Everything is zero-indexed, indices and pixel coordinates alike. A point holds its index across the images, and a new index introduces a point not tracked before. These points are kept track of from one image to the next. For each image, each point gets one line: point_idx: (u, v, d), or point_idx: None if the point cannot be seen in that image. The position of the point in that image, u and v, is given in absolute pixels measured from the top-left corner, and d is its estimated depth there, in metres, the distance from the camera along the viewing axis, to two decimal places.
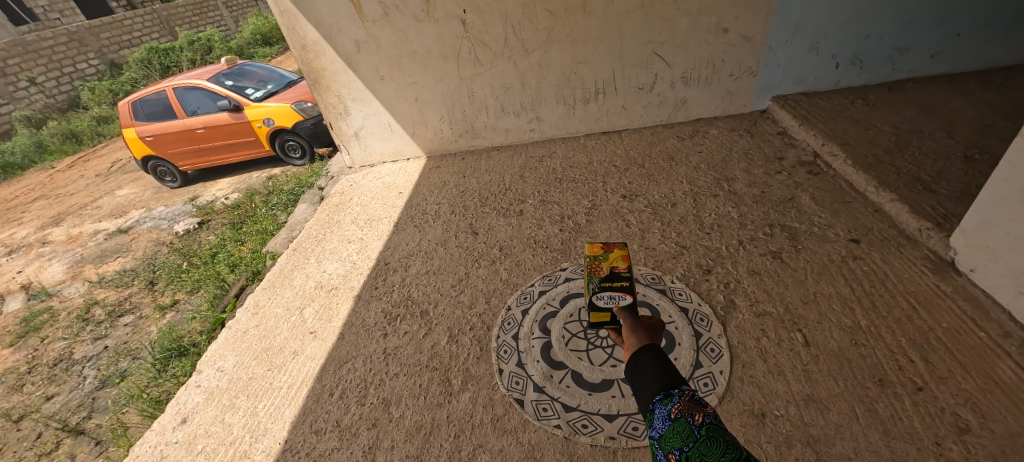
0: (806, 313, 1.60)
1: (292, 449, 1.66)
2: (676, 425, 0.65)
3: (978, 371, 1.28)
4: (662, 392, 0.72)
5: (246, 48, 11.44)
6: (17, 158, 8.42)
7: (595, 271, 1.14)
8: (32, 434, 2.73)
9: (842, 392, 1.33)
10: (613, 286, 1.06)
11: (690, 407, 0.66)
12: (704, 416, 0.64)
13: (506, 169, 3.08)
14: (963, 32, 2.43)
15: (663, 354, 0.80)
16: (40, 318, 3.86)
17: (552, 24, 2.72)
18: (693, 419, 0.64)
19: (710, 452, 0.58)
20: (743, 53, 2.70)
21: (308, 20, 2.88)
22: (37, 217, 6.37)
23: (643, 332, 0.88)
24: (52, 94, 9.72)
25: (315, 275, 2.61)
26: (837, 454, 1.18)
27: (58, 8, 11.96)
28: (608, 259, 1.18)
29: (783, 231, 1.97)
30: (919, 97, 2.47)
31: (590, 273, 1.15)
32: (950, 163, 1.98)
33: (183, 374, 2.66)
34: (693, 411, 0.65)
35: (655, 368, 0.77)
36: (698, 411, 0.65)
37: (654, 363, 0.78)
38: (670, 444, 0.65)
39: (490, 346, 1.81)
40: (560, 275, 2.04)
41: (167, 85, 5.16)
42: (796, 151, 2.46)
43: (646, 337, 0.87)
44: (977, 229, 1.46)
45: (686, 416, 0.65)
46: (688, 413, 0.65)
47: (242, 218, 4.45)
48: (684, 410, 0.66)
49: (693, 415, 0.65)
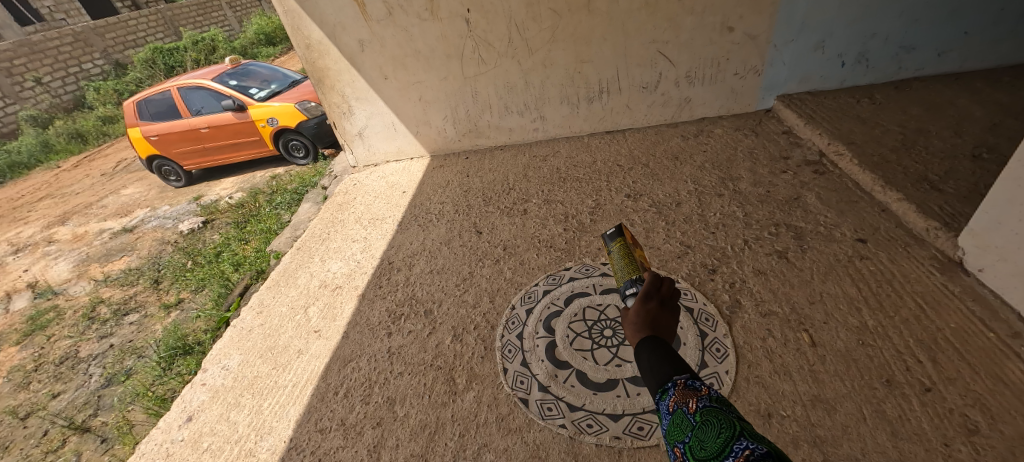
0: (812, 313, 1.59)
1: (298, 448, 1.67)
2: (675, 417, 0.67)
3: (986, 371, 1.27)
4: (660, 389, 0.73)
5: (251, 49, 11.53)
6: (23, 157, 8.48)
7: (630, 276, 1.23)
8: (38, 431, 2.75)
9: (850, 393, 1.32)
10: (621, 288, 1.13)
11: (684, 395, 0.68)
12: (698, 401, 0.66)
13: (510, 168, 3.09)
14: (970, 31, 2.41)
15: (659, 346, 0.82)
16: (46, 317, 3.88)
17: (556, 23, 2.72)
18: (688, 407, 0.65)
19: (706, 437, 0.58)
20: (747, 53, 2.69)
21: (312, 19, 2.89)
22: (43, 215, 6.40)
23: (631, 328, 0.91)
24: (58, 94, 9.78)
25: (319, 274, 2.62)
26: (845, 455, 1.18)
27: (64, 8, 12.00)
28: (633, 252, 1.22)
29: (789, 231, 1.96)
30: (926, 96, 2.45)
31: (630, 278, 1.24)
32: (957, 162, 1.96)
33: (187, 372, 2.67)
34: (688, 399, 0.67)
35: (652, 363, 0.80)
36: (693, 398, 0.67)
37: (651, 358, 0.81)
38: (673, 439, 0.65)
39: (495, 345, 1.81)
40: (564, 275, 2.04)
41: (171, 85, 5.18)
42: (802, 150, 2.45)
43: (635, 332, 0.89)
44: (986, 228, 1.45)
45: (682, 406, 0.67)
46: (683, 402, 0.67)
47: (246, 217, 4.45)
48: (679, 400, 0.68)
49: (687, 404, 0.66)
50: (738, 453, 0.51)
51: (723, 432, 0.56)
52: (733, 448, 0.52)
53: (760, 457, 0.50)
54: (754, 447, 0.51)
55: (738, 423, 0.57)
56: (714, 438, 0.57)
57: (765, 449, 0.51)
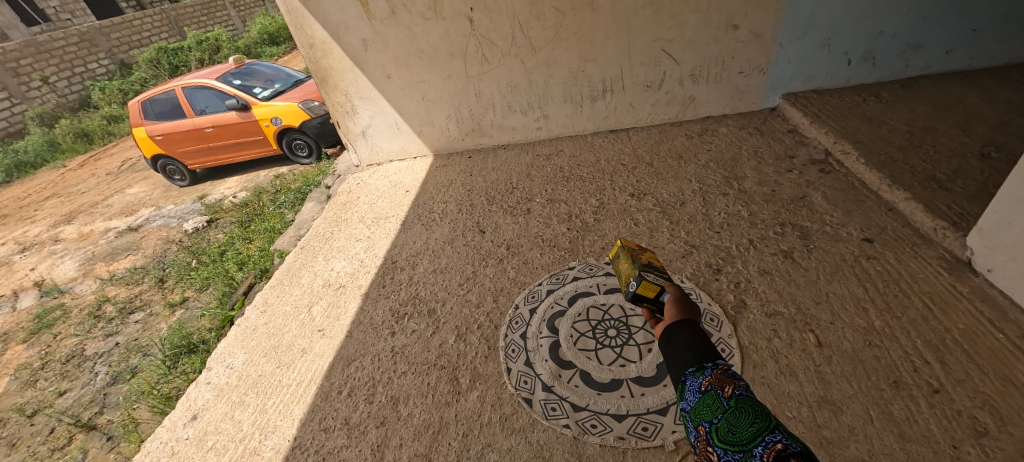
0: (818, 313, 1.57)
1: (302, 447, 1.67)
2: (706, 397, 0.69)
3: (996, 373, 1.25)
4: (695, 365, 0.76)
5: (254, 48, 11.58)
6: (30, 157, 8.54)
7: (636, 257, 1.11)
8: (44, 429, 2.77)
9: (856, 394, 1.31)
10: (655, 269, 1.05)
11: (719, 379, 0.70)
12: (734, 388, 0.67)
13: (513, 167, 3.08)
14: (979, 29, 2.38)
15: (700, 329, 0.85)
16: (53, 315, 3.90)
17: (560, 21, 2.71)
18: (723, 391, 0.67)
19: (739, 423, 0.61)
20: (753, 51, 2.67)
21: (316, 18, 2.89)
22: (50, 214, 6.46)
23: (684, 307, 0.92)
24: (64, 93, 9.84)
25: (324, 274, 2.62)
26: (851, 456, 1.17)
27: (69, 8, 12.09)
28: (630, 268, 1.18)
29: (795, 231, 1.94)
30: (933, 94, 2.43)
31: (632, 256, 1.10)
32: (966, 161, 1.94)
33: (193, 371, 2.70)
34: (724, 384, 0.69)
35: (689, 341, 0.82)
36: (729, 383, 0.68)
37: (689, 338, 0.83)
38: (700, 417, 0.69)
39: (499, 344, 1.81)
40: (568, 274, 2.03)
41: (176, 84, 5.19)
42: (807, 149, 2.43)
43: (685, 311, 0.91)
44: (996, 228, 1.43)
45: (716, 388, 0.69)
46: (718, 385, 0.69)
47: (251, 216, 4.47)
48: (714, 382, 0.70)
49: (722, 387, 0.68)
50: (769, 445, 0.54)
51: (758, 423, 0.59)
52: (765, 440, 0.55)
53: (793, 454, 0.52)
54: (788, 443, 0.54)
55: (773, 416, 0.59)
56: (747, 426, 0.59)
57: (798, 445, 0.54)
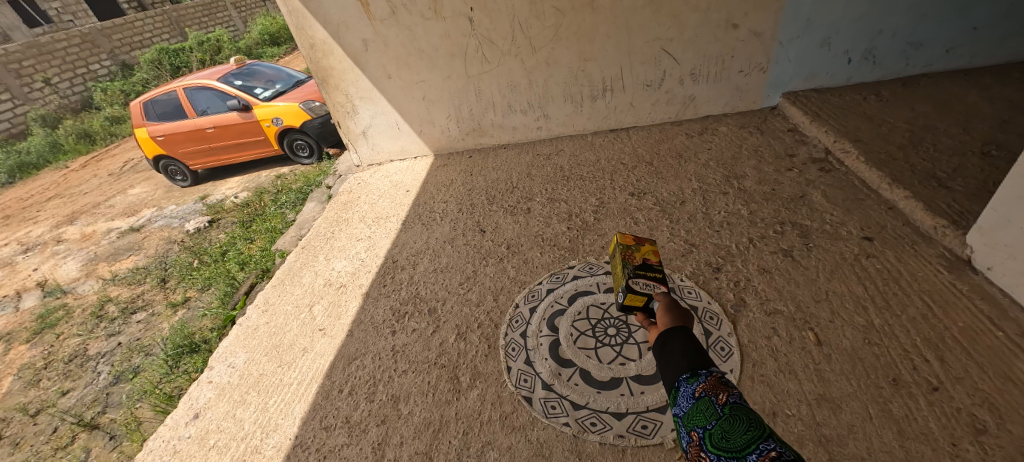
0: (818, 312, 1.58)
1: (303, 445, 1.68)
2: (701, 403, 0.70)
3: (995, 371, 1.25)
4: (690, 372, 0.78)
5: (255, 48, 11.62)
6: (32, 158, 8.57)
7: (629, 258, 1.09)
8: (48, 428, 2.79)
9: (855, 392, 1.31)
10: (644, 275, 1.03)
11: (714, 386, 0.71)
12: (728, 395, 0.69)
13: (513, 166, 3.09)
14: (979, 26, 2.37)
15: (693, 337, 0.86)
16: (56, 315, 3.92)
17: (560, 21, 2.71)
18: (717, 398, 0.69)
19: (733, 429, 0.62)
20: (753, 50, 2.67)
21: (317, 19, 2.90)
22: (53, 215, 6.48)
23: (677, 313, 0.94)
24: (66, 94, 9.86)
25: (325, 273, 2.63)
26: (851, 454, 1.17)
27: (71, 10, 12.17)
28: (641, 251, 1.13)
29: (795, 230, 1.94)
30: (933, 92, 2.43)
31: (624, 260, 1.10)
32: (966, 159, 1.94)
33: (194, 370, 2.71)
34: (718, 391, 0.70)
35: (684, 347, 0.84)
36: (723, 391, 0.70)
37: (684, 344, 0.85)
38: (693, 422, 0.70)
39: (499, 343, 1.81)
40: (568, 273, 2.04)
41: (177, 85, 5.21)
42: (807, 147, 2.43)
43: (679, 319, 0.92)
44: (995, 226, 1.43)
45: (710, 395, 0.70)
46: (713, 392, 0.70)
47: (252, 216, 4.48)
48: (708, 389, 0.71)
49: (717, 395, 0.69)
50: (763, 453, 0.55)
51: (752, 430, 0.60)
52: (758, 447, 0.57)
53: (785, 459, 0.54)
54: (781, 451, 0.56)
55: (767, 424, 0.61)
56: (741, 433, 0.61)
57: (791, 454, 0.55)
